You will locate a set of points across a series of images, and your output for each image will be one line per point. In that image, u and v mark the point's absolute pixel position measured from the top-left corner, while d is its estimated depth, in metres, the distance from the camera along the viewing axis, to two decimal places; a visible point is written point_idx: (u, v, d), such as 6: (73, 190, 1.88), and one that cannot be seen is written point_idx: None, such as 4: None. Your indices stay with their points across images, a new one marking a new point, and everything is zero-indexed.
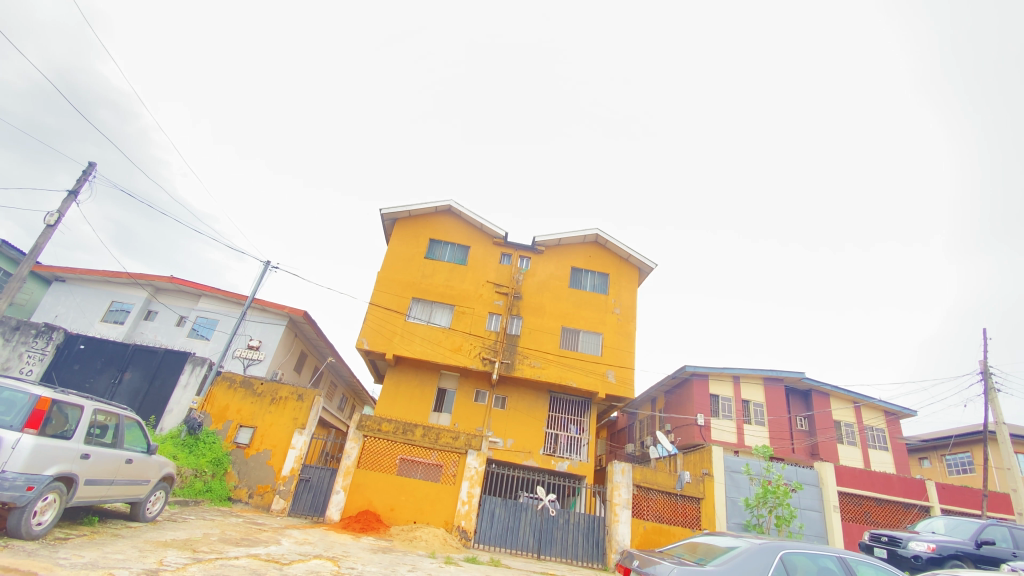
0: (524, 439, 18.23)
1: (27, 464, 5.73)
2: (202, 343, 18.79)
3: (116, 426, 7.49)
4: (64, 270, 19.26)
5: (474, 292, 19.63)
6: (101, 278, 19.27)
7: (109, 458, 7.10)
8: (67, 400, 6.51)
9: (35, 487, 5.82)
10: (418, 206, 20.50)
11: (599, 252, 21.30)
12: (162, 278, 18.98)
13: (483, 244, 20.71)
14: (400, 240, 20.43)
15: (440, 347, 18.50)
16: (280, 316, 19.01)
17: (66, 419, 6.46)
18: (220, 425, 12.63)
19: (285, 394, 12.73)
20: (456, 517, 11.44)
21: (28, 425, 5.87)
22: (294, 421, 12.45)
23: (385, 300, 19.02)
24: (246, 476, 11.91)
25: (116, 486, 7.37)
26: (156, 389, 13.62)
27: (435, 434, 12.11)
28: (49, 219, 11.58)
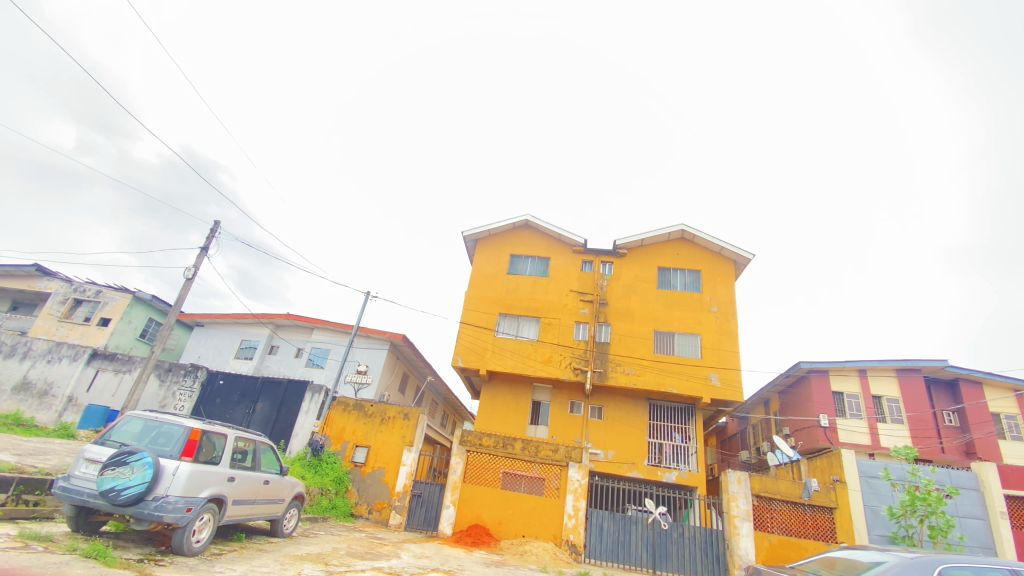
0: (626, 450, 17.67)
1: (185, 488, 6.55)
2: (317, 371, 20.53)
3: (254, 450, 8.37)
4: (202, 316, 22.10)
5: (559, 302, 19.57)
6: (231, 320, 21.84)
7: (250, 480, 7.93)
8: (213, 429, 7.40)
9: (194, 508, 6.64)
10: (497, 224, 20.97)
11: (686, 249, 20.35)
12: (281, 315, 21.10)
13: (564, 254, 20.66)
14: (482, 258, 21.01)
15: (530, 360, 18.61)
16: (382, 341, 20.26)
17: (215, 447, 7.34)
18: (339, 446, 13.61)
19: (393, 414, 13.50)
20: (564, 531, 11.31)
21: (185, 453, 6.75)
22: (403, 439, 13.15)
23: (474, 318, 19.58)
24: (365, 493, 12.70)
25: (258, 504, 8.22)
26: (284, 416, 15.06)
27: (535, 447, 12.12)
28: (188, 273, 13.40)
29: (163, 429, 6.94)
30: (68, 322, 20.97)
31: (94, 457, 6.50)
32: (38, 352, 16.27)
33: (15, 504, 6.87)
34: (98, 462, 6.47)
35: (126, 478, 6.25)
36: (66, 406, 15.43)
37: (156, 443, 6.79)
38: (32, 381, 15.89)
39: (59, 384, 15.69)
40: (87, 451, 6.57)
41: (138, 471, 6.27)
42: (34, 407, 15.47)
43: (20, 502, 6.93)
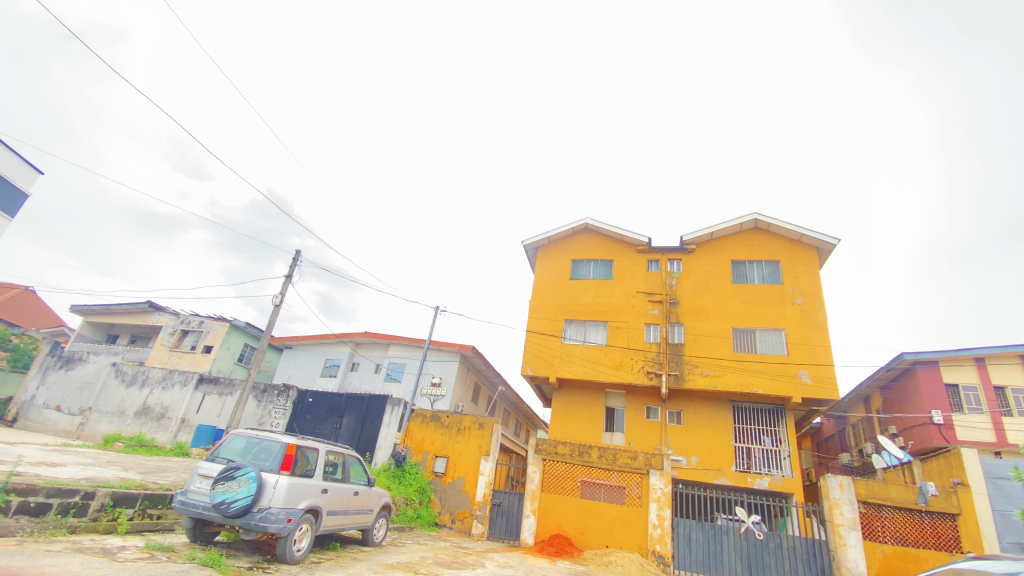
0: (710, 456, 16.83)
1: (285, 500, 7.02)
2: (395, 385, 21.39)
3: (343, 463, 8.82)
4: (290, 339, 23.79)
5: (626, 304, 19.14)
6: (315, 341, 23.33)
7: (341, 491, 8.37)
8: (306, 444, 7.90)
9: (293, 518, 7.09)
10: (557, 230, 20.94)
11: (761, 239, 19.24)
12: (359, 333, 22.26)
13: (628, 254, 20.21)
14: (545, 266, 21.03)
15: (600, 366, 18.28)
16: (453, 353, 20.77)
17: (309, 460, 7.82)
18: (420, 457, 14.04)
19: (468, 424, 13.76)
20: (650, 542, 10.91)
21: (283, 467, 7.25)
22: (479, 449, 13.35)
23: (541, 326, 19.58)
24: (447, 503, 12.99)
25: (349, 515, 8.64)
26: (368, 429, 15.78)
27: (612, 455, 11.83)
28: (275, 300, 14.49)
29: (263, 445, 7.49)
30: (177, 351, 23.32)
31: (206, 473, 7.14)
32: (154, 380, 18.19)
33: (142, 517, 7.67)
34: (210, 477, 7.10)
35: (234, 491, 6.79)
36: (180, 427, 17.10)
37: (257, 459, 7.34)
38: (151, 406, 17.78)
39: (173, 408, 17.43)
40: (201, 467, 7.22)
41: (244, 484, 6.80)
42: (154, 429, 17.29)
43: (146, 515, 7.73)
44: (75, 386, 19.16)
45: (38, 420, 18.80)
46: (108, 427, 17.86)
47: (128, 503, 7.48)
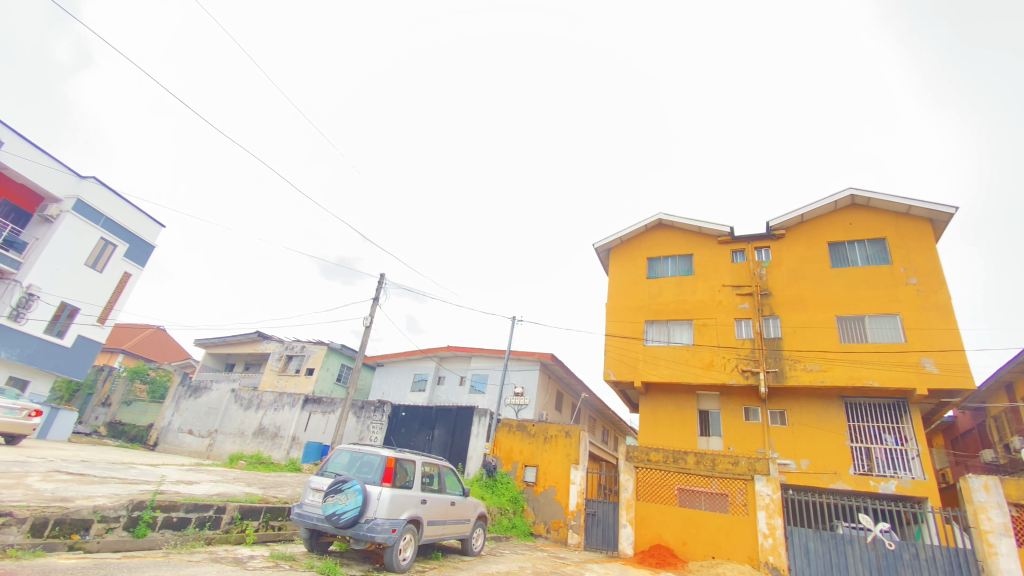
0: (822, 458, 15.43)
1: (388, 510, 7.36)
2: (480, 396, 21.83)
3: (439, 474, 9.11)
4: (380, 357, 25.17)
5: (712, 300, 18.20)
6: (403, 357, 24.49)
7: (439, 501, 8.64)
8: (404, 456, 8.25)
9: (398, 528, 7.41)
10: (629, 230, 20.46)
11: (861, 216, 17.56)
12: (442, 348, 23.06)
13: (708, 247, 19.26)
14: (620, 267, 20.59)
15: (689, 367, 17.47)
16: (534, 361, 20.85)
17: (407, 472, 8.16)
18: (510, 467, 14.14)
19: (555, 432, 13.70)
20: (761, 553, 10.17)
21: (385, 479, 7.62)
22: (568, 457, 13.22)
23: (621, 329, 19.14)
24: (541, 512, 12.95)
25: (448, 524, 8.89)
26: (458, 440, 16.21)
27: (711, 460, 11.20)
28: (366, 321, 15.42)
29: (365, 458, 7.93)
30: (284, 374, 25.41)
31: (318, 486, 7.67)
32: (267, 402, 20.00)
33: (266, 528, 8.40)
34: (321, 490, 7.62)
35: (343, 503, 7.22)
36: (291, 444, 18.63)
37: (361, 471, 7.78)
38: (266, 426, 19.51)
39: (284, 427, 19.04)
40: (312, 481, 7.78)
41: (352, 496, 7.22)
42: (270, 447, 18.94)
43: (269, 526, 8.46)
44: (202, 411, 21.49)
45: (175, 443, 21.25)
46: (231, 446, 19.82)
47: (253, 516, 8.20)
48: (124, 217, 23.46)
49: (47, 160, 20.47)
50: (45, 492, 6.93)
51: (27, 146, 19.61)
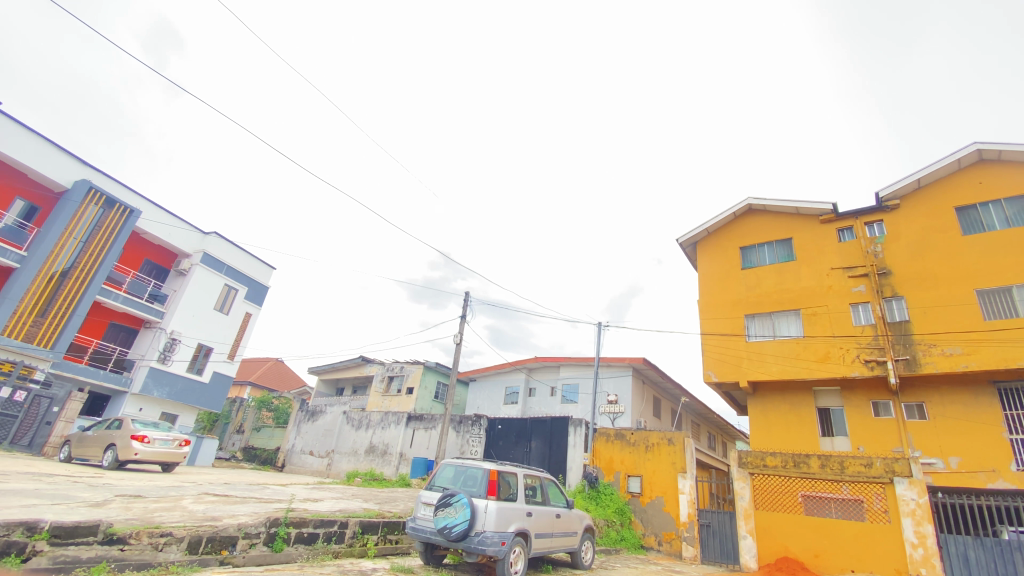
0: (978, 455, 13.37)
1: (496, 523, 7.46)
2: (573, 406, 21.60)
3: (541, 486, 9.09)
4: (472, 372, 25.90)
5: (820, 286, 16.63)
6: (494, 372, 25.00)
7: (545, 514, 8.61)
8: (506, 469, 8.33)
9: (507, 541, 7.46)
10: (715, 221, 19.45)
11: (994, 172, 15.21)
12: (531, 360, 23.26)
13: (808, 229, 17.68)
14: (710, 260, 19.56)
15: (801, 361, 16.02)
16: (625, 367, 20.30)
17: (510, 484, 8.23)
18: (612, 477, 13.78)
19: (657, 440, 13.16)
20: (911, 566, 8.92)
21: (489, 492, 7.74)
22: (674, 465, 12.61)
23: (719, 326, 18.08)
24: (650, 524, 12.44)
25: (556, 537, 8.82)
26: (556, 451, 16.14)
27: (838, 463, 10.07)
28: (456, 338, 16.01)
29: (469, 472, 8.13)
30: (388, 395, 26.91)
31: (428, 501, 7.98)
32: (375, 422, 21.32)
33: (385, 541, 8.88)
34: (431, 504, 7.91)
35: (453, 516, 7.45)
36: (400, 461, 19.65)
37: (467, 485, 7.98)
38: (376, 444, 20.76)
39: (391, 445, 20.15)
40: (423, 496, 8.10)
41: (460, 510, 7.43)
42: (380, 464, 20.10)
43: (388, 540, 8.93)
44: (319, 433, 23.37)
45: (299, 464, 23.25)
46: (347, 465, 21.30)
47: (372, 530, 8.71)
48: (242, 264, 26.52)
49: (177, 222, 23.75)
50: (198, 512, 7.87)
51: (160, 211, 23.04)
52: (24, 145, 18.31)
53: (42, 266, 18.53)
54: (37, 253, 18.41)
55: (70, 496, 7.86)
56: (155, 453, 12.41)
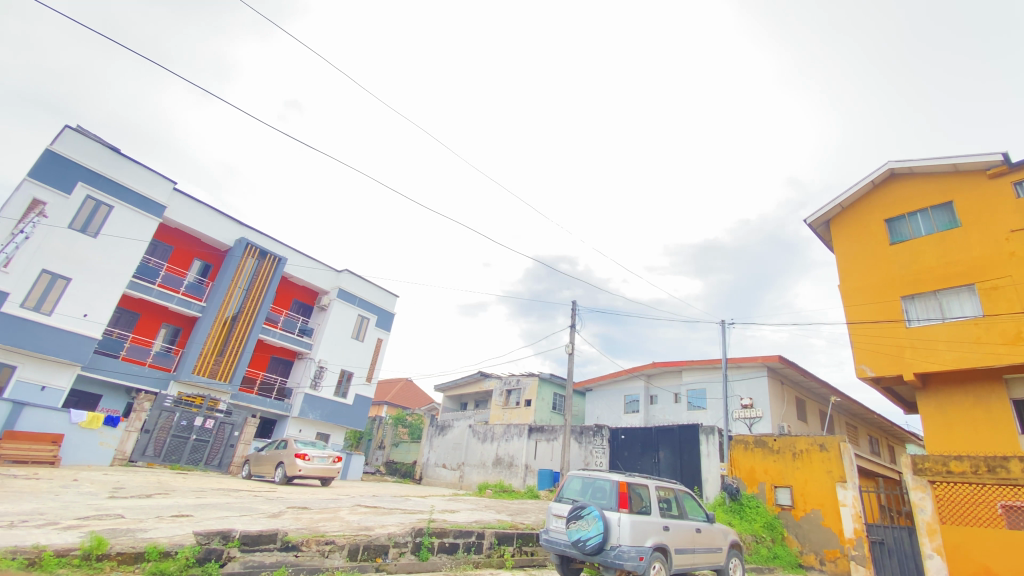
0: None
1: (633, 538, 7.16)
2: (702, 413, 20.28)
3: (676, 498, 8.57)
4: (589, 382, 25.61)
5: (998, 254, 13.77)
6: (611, 380, 24.49)
7: (683, 528, 8.12)
8: (636, 481, 7.95)
9: (645, 556, 7.12)
10: (849, 194, 17.25)
11: None
12: (649, 366, 22.46)
13: (973, 187, 14.84)
14: (848, 239, 17.35)
15: (983, 346, 13.37)
16: (757, 367, 18.64)
17: (642, 497, 7.84)
18: (756, 488, 12.61)
19: (806, 447, 11.81)
20: None
21: (621, 505, 7.45)
22: (830, 475, 11.19)
23: (869, 313, 15.86)
24: (807, 540, 11.16)
25: (699, 554, 8.26)
26: (688, 461, 15.23)
27: None
28: (569, 349, 15.98)
29: (598, 484, 7.96)
30: (508, 408, 27.55)
31: (559, 513, 7.96)
32: (499, 435, 21.97)
33: (522, 553, 9.01)
34: (563, 516, 7.87)
35: (586, 529, 7.32)
36: (527, 472, 19.97)
37: (596, 497, 7.81)
38: (502, 457, 21.34)
39: (517, 456, 20.60)
40: (554, 507, 8.12)
41: (593, 523, 7.30)
42: (508, 476, 20.59)
43: (524, 551, 9.05)
44: (450, 447, 24.65)
45: (435, 476, 24.69)
46: (478, 476, 22.14)
47: (508, 541, 8.89)
48: (371, 295, 29.21)
49: (316, 264, 26.96)
50: (354, 522, 8.71)
51: (302, 256, 26.34)
52: (197, 216, 22.22)
53: (218, 313, 22.13)
54: (213, 303, 22.04)
55: (252, 509, 9.16)
56: (314, 469, 13.98)
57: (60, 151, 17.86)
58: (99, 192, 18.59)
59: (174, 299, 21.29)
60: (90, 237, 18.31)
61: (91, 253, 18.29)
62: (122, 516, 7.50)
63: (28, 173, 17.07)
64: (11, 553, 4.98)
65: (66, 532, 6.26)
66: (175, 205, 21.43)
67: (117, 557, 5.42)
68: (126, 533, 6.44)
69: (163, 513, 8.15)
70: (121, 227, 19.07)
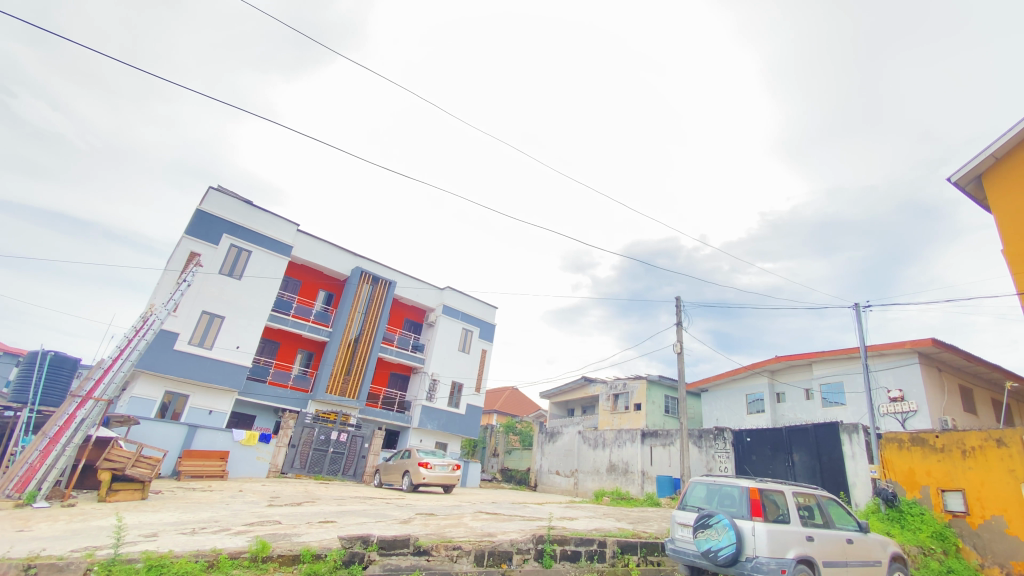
0: None
1: (772, 549, 6.53)
2: (841, 409, 18.15)
3: (819, 505, 7.68)
4: (704, 381, 24.16)
5: None
6: (729, 378, 22.90)
7: (830, 539, 7.28)
8: (768, 487, 7.24)
9: (789, 570, 6.46)
10: (1002, 143, 14.49)
11: None
12: (772, 361, 20.68)
13: None
14: (1010, 196, 14.50)
15: None
16: (906, 354, 16.29)
17: (778, 504, 7.12)
18: (919, 493, 10.95)
19: (977, 443, 10.05)
20: None
21: (754, 513, 6.83)
22: (1014, 475, 9.45)
23: None
24: (988, 552, 9.49)
25: (852, 567, 7.35)
26: (829, 464, 13.70)
27: None
28: (677, 348, 15.25)
29: (724, 490, 7.43)
30: (617, 412, 26.90)
31: (684, 521, 7.57)
32: (611, 440, 21.52)
33: (647, 563, 8.67)
34: (689, 525, 7.46)
35: (716, 539, 6.87)
36: (644, 478, 19.31)
37: (724, 505, 7.27)
38: (616, 463, 20.85)
39: (632, 462, 20.01)
40: (678, 516, 7.75)
41: (724, 532, 6.83)
42: (625, 483, 20.04)
43: (650, 561, 8.71)
44: (562, 454, 24.61)
45: (550, 483, 24.75)
46: (593, 483, 21.80)
47: (632, 550, 8.62)
48: (474, 309, 30.33)
49: (421, 284, 28.67)
50: (477, 528, 9.05)
51: (409, 278, 28.17)
52: (318, 251, 24.81)
53: (342, 336, 24.38)
54: (338, 327, 24.36)
55: (385, 515, 9.92)
56: (437, 476, 14.75)
57: (208, 209, 21.02)
58: (239, 240, 21.55)
59: (306, 327, 23.87)
60: (235, 279, 21.27)
61: (238, 293, 21.21)
62: (279, 523, 8.53)
63: (187, 232, 20.31)
64: (197, 555, 5.90)
65: (237, 536, 7.28)
66: (300, 244, 24.13)
67: (278, 558, 6.16)
68: (284, 537, 7.31)
69: (311, 519, 9.13)
70: (258, 268, 21.91)
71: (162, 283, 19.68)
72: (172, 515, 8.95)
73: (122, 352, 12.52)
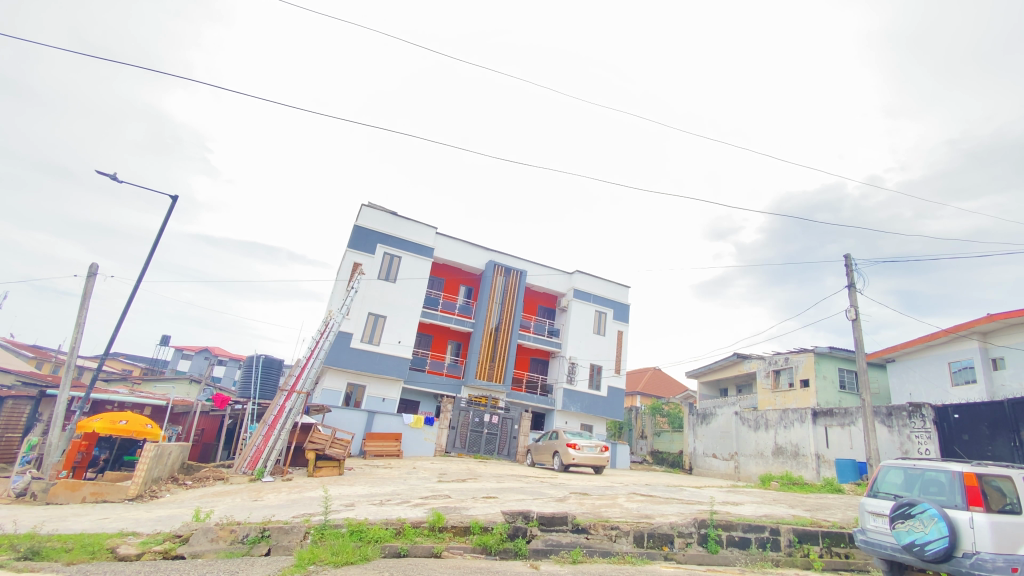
0: None
1: (998, 544, 5.38)
2: None
3: None
4: (888, 351, 20.70)
5: None
6: (924, 345, 19.30)
7: None
8: (991, 471, 5.92)
9: (1022, 568, 5.31)
10: None
11: None
12: (982, 321, 16.94)
13: None
14: None
15: None
16: None
17: (1004, 493, 5.79)
18: None
19: None
20: None
21: (972, 502, 5.68)
22: None
23: None
24: None
25: None
26: None
27: None
28: (851, 314, 13.28)
29: (928, 476, 6.30)
30: (780, 391, 24.38)
31: (877, 510, 6.64)
32: (775, 421, 19.66)
33: (832, 555, 7.72)
34: (882, 514, 6.53)
35: (921, 531, 5.88)
36: (819, 463, 17.36)
37: (929, 492, 6.17)
38: (784, 445, 18.98)
39: (803, 444, 18.08)
40: (867, 504, 6.83)
41: (931, 523, 5.81)
42: (797, 467, 18.19)
43: (835, 554, 7.74)
44: (718, 436, 23.16)
45: (707, 467, 23.45)
46: (757, 467, 20.19)
47: (812, 540, 7.77)
48: (608, 290, 29.85)
49: (551, 271, 29.07)
50: (634, 509, 8.99)
51: (540, 266, 28.76)
52: (455, 249, 26.60)
53: (485, 326, 25.89)
54: (480, 318, 25.92)
55: (542, 493, 10.41)
56: (586, 457, 14.94)
57: (363, 224, 23.81)
58: (390, 248, 24.07)
59: (452, 320, 25.85)
60: (391, 283, 23.82)
61: (394, 294, 23.72)
62: (450, 497, 9.44)
63: (349, 246, 23.27)
64: (386, 523, 6.82)
65: (416, 508, 8.24)
66: (440, 245, 26.12)
67: (452, 529, 6.82)
68: (454, 510, 8.10)
69: (477, 494, 9.94)
70: (408, 271, 24.26)
71: (336, 291, 22.88)
72: (363, 488, 10.51)
73: (313, 352, 14.88)
